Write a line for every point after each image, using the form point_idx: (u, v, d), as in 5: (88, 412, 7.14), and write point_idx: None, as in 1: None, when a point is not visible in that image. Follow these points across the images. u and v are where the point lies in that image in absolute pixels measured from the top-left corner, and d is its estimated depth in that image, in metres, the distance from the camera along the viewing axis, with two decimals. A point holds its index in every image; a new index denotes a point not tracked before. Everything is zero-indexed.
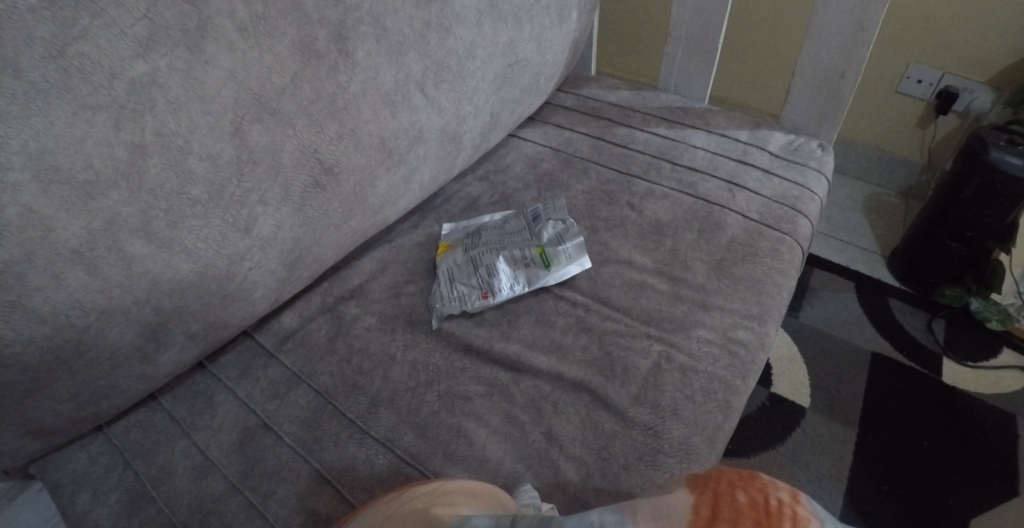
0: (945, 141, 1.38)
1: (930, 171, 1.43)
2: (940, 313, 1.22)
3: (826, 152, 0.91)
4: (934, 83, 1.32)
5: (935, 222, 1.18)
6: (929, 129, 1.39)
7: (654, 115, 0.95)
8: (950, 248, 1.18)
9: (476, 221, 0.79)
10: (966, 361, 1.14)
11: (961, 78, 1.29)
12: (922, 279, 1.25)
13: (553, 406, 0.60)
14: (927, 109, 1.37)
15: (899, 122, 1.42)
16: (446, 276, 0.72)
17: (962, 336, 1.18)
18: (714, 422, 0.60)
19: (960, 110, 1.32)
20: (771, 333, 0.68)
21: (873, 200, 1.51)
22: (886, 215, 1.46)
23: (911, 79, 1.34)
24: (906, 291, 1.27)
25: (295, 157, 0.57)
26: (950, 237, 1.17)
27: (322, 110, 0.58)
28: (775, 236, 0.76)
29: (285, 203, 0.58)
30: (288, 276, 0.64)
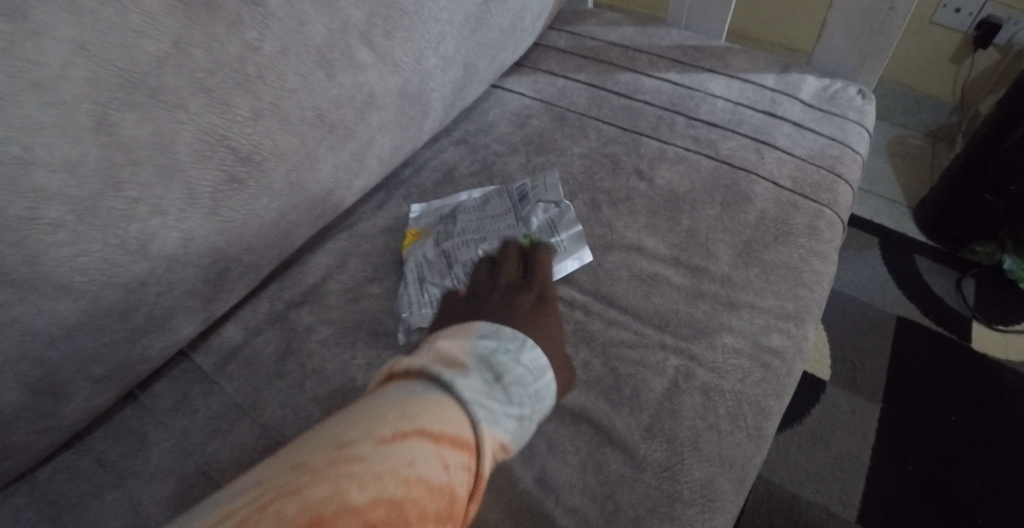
0: (980, 78, 1.21)
1: (961, 112, 1.27)
2: (970, 271, 1.11)
3: (867, 99, 0.76)
4: (974, 13, 1.14)
5: (971, 172, 1.03)
6: (964, 64, 1.21)
7: (662, 57, 0.79)
8: (985, 201, 1.04)
9: (451, 202, 0.66)
10: (996, 323, 1.05)
11: (1006, 7, 1.12)
12: (953, 234, 1.12)
13: (547, 443, 0.49)
14: (964, 42, 1.19)
15: (931, 56, 1.24)
16: (419, 278, 0.59)
17: (993, 296, 1.08)
18: (743, 457, 0.49)
19: (1001, 44, 1.15)
20: (811, 334, 0.57)
21: (897, 141, 1.35)
22: (913, 156, 1.32)
23: (948, 8, 1.15)
24: (932, 247, 1.15)
25: (195, 149, 0.43)
26: (987, 190, 1.03)
27: (228, 81, 0.43)
28: (812, 210, 0.64)
29: (192, 209, 0.45)
30: (217, 292, 0.52)
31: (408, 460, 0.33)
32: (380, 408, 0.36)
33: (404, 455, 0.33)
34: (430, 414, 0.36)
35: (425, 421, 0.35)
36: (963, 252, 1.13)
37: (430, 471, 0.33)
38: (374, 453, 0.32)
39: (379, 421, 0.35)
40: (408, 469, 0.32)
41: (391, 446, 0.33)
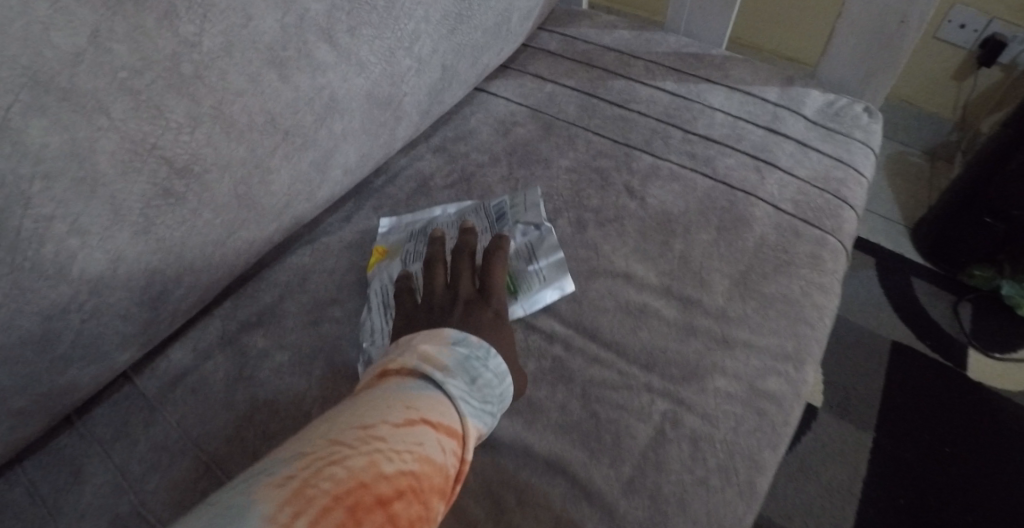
0: (985, 96, 1.17)
1: (964, 131, 1.23)
2: (967, 296, 1.08)
3: (874, 117, 0.71)
4: (979, 30, 1.10)
5: (970, 194, 0.99)
6: (967, 81, 1.18)
7: (659, 64, 0.74)
8: (985, 224, 1.00)
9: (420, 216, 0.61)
10: (993, 352, 1.01)
11: (1012, 24, 1.07)
12: (951, 257, 1.08)
13: (518, 497, 0.44)
14: (968, 59, 1.15)
15: (933, 73, 1.20)
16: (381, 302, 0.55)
17: (990, 323, 1.05)
18: (734, 516, 0.44)
19: (1006, 64, 1.11)
20: (811, 377, 0.52)
21: (895, 159, 1.31)
22: (911, 175, 1.28)
23: (952, 23, 1.12)
24: (928, 269, 1.12)
25: (119, 160, 0.38)
26: (987, 213, 0.99)
27: (158, 83, 0.38)
28: (814, 236, 0.59)
29: (119, 228, 0.39)
30: (156, 316, 0.46)
31: (421, 443, 0.37)
32: (386, 395, 0.39)
33: (413, 439, 0.37)
34: (434, 404, 0.40)
35: (428, 412, 0.39)
36: (960, 276, 1.09)
37: (436, 453, 0.37)
38: (392, 435, 0.36)
39: (388, 407, 0.38)
40: (419, 451, 0.36)
41: (405, 429, 0.37)
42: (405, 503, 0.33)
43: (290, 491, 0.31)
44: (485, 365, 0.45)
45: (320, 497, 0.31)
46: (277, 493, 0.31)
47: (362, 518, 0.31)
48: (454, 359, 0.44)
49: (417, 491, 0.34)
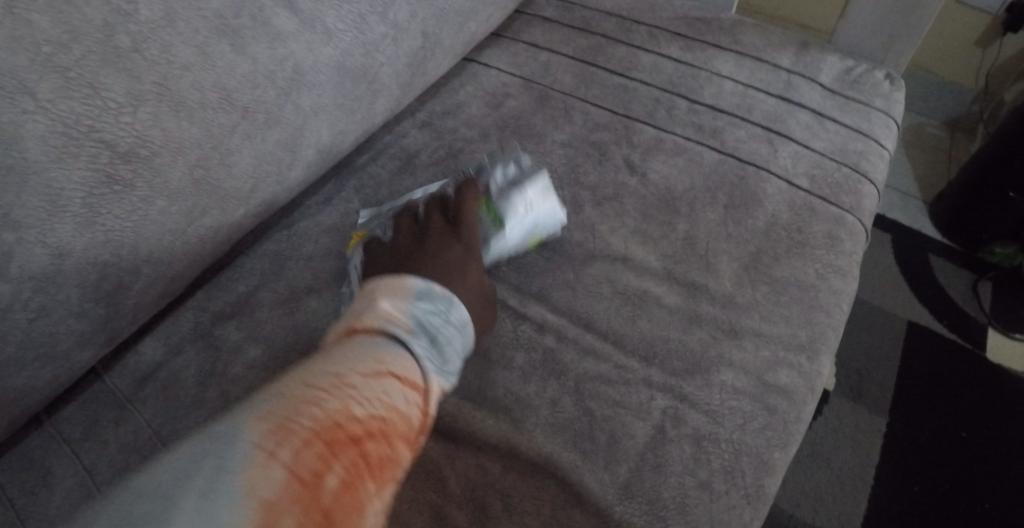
0: (1010, 64, 1.11)
1: (986, 101, 1.17)
2: (987, 274, 1.03)
3: (897, 84, 0.66)
4: None
5: (993, 169, 0.94)
6: (991, 48, 1.12)
7: (663, 29, 0.68)
8: (1009, 199, 0.95)
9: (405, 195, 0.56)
10: (1013, 332, 0.96)
11: None
12: (971, 234, 1.03)
13: (504, 502, 0.41)
14: (993, 24, 1.09)
15: (954, 41, 1.15)
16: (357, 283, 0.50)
17: (1012, 302, 1.00)
18: (740, 522, 0.41)
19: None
20: (825, 369, 0.48)
21: (914, 129, 1.25)
22: (931, 147, 1.22)
23: None
24: (948, 246, 1.07)
25: (53, 144, 0.34)
26: (1012, 188, 0.94)
27: (88, 56, 0.34)
28: (832, 215, 0.54)
29: (60, 219, 0.36)
30: (116, 310, 0.43)
31: (394, 388, 0.35)
32: (357, 342, 0.38)
33: (390, 383, 0.35)
34: (409, 354, 0.38)
35: (404, 359, 0.37)
36: (980, 253, 1.04)
37: (413, 399, 0.36)
38: (364, 380, 0.34)
39: (360, 353, 0.36)
40: (390, 395, 0.35)
41: (384, 373, 0.36)
42: (376, 445, 0.32)
43: (272, 425, 0.30)
44: (455, 317, 0.43)
45: (301, 431, 0.30)
46: (260, 425, 0.30)
47: (340, 455, 0.30)
48: (423, 309, 0.42)
49: (390, 433, 0.33)
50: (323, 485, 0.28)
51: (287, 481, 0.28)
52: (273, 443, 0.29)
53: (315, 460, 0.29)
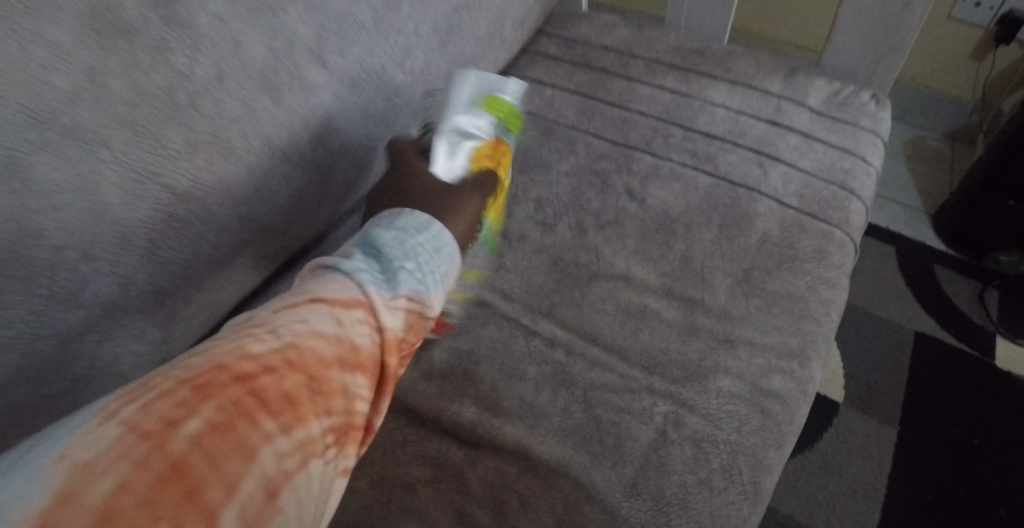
0: (1003, 74, 1.15)
1: (984, 112, 1.21)
2: (994, 282, 1.05)
3: (882, 104, 0.70)
4: (995, 7, 1.08)
5: (992, 179, 0.97)
6: (985, 60, 1.15)
7: (659, 62, 0.73)
8: (1009, 207, 0.97)
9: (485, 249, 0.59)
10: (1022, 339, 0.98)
11: None
12: (975, 243, 1.06)
13: (520, 500, 0.45)
14: (985, 38, 1.13)
15: (945, 57, 1.19)
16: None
17: (1019, 310, 1.01)
18: (739, 516, 0.44)
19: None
20: (817, 375, 0.51)
21: (914, 144, 1.29)
22: (932, 161, 1.25)
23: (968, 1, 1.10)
24: (954, 256, 1.09)
25: (124, 190, 0.40)
26: (1012, 197, 0.96)
27: (153, 114, 0.40)
28: (820, 230, 0.58)
29: (126, 253, 0.42)
30: (169, 334, 0.49)
31: (301, 322, 0.37)
32: (276, 300, 0.40)
33: (288, 325, 0.37)
34: (323, 289, 0.39)
35: (313, 297, 0.39)
36: (986, 262, 1.06)
37: (319, 330, 0.37)
38: (262, 330, 0.36)
39: (269, 308, 0.39)
40: (298, 329, 0.36)
41: (285, 318, 0.37)
42: (265, 385, 0.34)
43: (148, 384, 0.33)
44: (396, 234, 0.44)
45: (171, 384, 0.32)
46: (138, 386, 0.33)
47: (219, 395, 0.32)
48: (360, 245, 0.44)
49: (290, 366, 0.35)
50: (180, 430, 0.30)
51: (138, 430, 0.30)
52: (155, 393, 0.32)
53: (182, 407, 0.31)
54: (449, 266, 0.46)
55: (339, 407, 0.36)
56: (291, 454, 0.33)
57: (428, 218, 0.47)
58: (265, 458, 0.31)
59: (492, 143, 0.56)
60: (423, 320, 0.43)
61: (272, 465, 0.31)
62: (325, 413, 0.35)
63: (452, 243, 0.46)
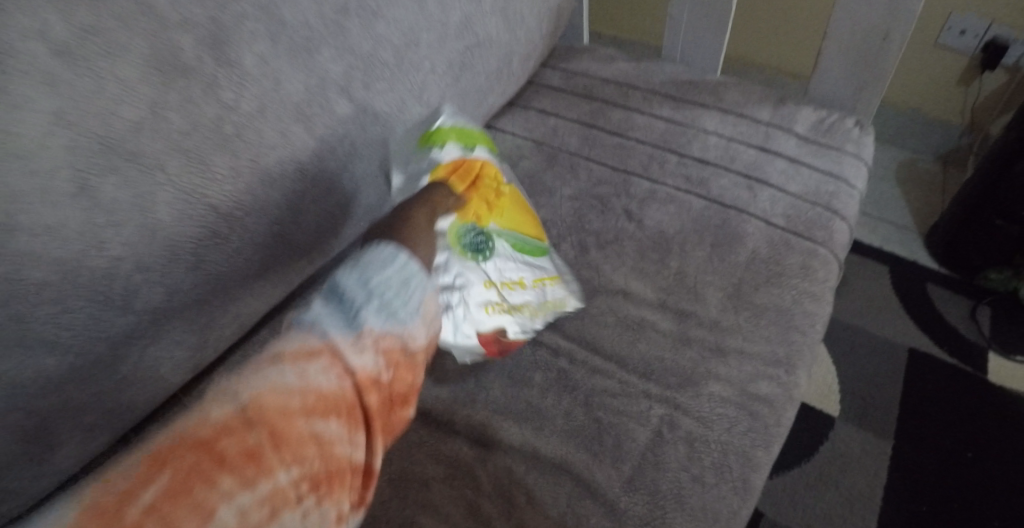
0: (991, 98, 1.21)
1: (973, 134, 1.27)
2: (986, 299, 1.08)
3: (865, 130, 0.75)
4: (980, 34, 1.14)
5: (980, 199, 1.01)
6: (973, 85, 1.21)
7: (656, 92, 0.79)
8: (996, 226, 1.01)
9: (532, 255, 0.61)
10: (1015, 355, 1.01)
11: (1011, 27, 1.11)
12: (966, 261, 1.10)
13: (527, 495, 0.49)
14: (971, 64, 1.19)
15: (935, 82, 1.25)
16: (461, 295, 0.54)
17: (1010, 326, 1.05)
18: (728, 510, 0.48)
19: (1010, 65, 1.15)
20: (802, 381, 0.55)
21: (907, 168, 1.34)
22: (922, 186, 1.31)
23: (953, 29, 1.16)
24: (946, 275, 1.13)
25: (175, 209, 0.45)
26: (998, 216, 1.00)
27: (203, 142, 0.45)
28: (805, 248, 0.63)
29: (174, 265, 0.46)
30: (205, 341, 0.54)
31: (261, 380, 0.39)
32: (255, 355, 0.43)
33: (255, 382, 0.39)
34: (292, 341, 0.41)
35: (280, 350, 0.41)
36: (977, 280, 1.10)
37: (283, 384, 0.39)
38: (230, 389, 0.39)
39: (246, 365, 0.41)
40: (257, 387, 0.39)
41: (253, 375, 0.40)
42: (228, 443, 0.36)
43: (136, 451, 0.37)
44: (358, 275, 0.44)
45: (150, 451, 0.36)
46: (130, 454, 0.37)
47: (181, 460, 0.35)
48: (333, 284, 0.45)
49: (249, 424, 0.37)
50: (147, 494, 0.34)
51: (112, 497, 0.34)
52: (134, 462, 0.36)
53: (152, 473, 0.35)
54: (422, 293, 0.46)
55: (311, 455, 0.38)
56: (255, 507, 0.35)
57: (394, 249, 0.46)
58: (225, 516, 0.34)
59: (460, 165, 0.59)
60: (401, 354, 0.44)
61: (232, 520, 0.34)
62: (287, 466, 0.37)
63: (420, 270, 0.46)
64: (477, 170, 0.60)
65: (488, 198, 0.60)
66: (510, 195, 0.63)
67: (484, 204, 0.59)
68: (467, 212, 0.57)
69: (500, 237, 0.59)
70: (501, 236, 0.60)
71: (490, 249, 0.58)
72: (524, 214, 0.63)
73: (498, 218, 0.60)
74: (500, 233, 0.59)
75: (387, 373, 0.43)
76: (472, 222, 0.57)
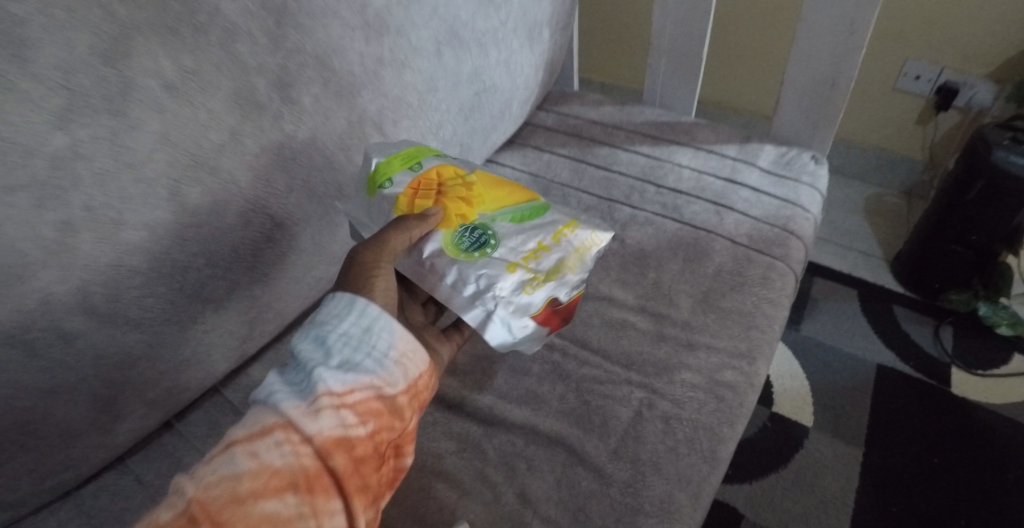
0: (946, 137, 1.42)
1: (933, 170, 1.48)
2: (947, 319, 1.19)
3: (820, 163, 0.87)
4: (932, 79, 1.35)
5: (939, 226, 1.14)
6: (930, 125, 1.42)
7: (637, 132, 0.91)
8: (954, 251, 1.15)
9: (535, 214, 0.62)
10: (976, 369, 1.11)
11: (960, 72, 1.32)
12: (928, 285, 1.22)
13: (527, 464, 0.57)
14: (927, 106, 1.39)
15: (900, 119, 1.45)
16: (494, 295, 0.54)
17: (970, 344, 1.15)
18: (699, 475, 0.56)
19: (962, 106, 1.35)
20: (761, 371, 0.65)
21: (876, 200, 1.54)
22: (888, 215, 1.49)
23: (909, 75, 1.37)
24: (911, 298, 1.24)
25: (242, 214, 0.55)
26: (955, 241, 1.14)
27: (268, 162, 0.56)
28: (765, 262, 0.73)
29: (237, 263, 0.57)
30: (250, 334, 0.63)
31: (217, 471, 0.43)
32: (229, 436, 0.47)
33: (216, 465, 0.43)
34: (255, 419, 0.46)
35: (242, 432, 0.45)
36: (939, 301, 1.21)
37: (240, 464, 0.43)
38: (193, 477, 0.43)
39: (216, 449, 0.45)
40: (212, 478, 0.42)
41: (217, 459, 0.44)
42: None
43: None
44: (320, 341, 0.49)
45: None
46: None
47: None
48: (300, 355, 0.50)
49: (204, 513, 0.40)
50: None
51: None
52: None
53: None
54: (381, 343, 0.50)
55: None
56: None
57: (351, 296, 0.51)
58: None
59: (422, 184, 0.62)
60: (371, 401, 0.48)
61: None
62: None
63: (379, 312, 0.51)
64: (433, 178, 0.63)
65: (461, 195, 0.61)
66: (481, 177, 0.65)
67: (461, 202, 0.61)
68: (451, 223, 0.59)
69: (496, 220, 0.60)
70: (496, 216, 0.60)
71: (494, 236, 0.58)
72: (503, 186, 0.65)
73: (484, 206, 0.61)
74: (492, 219, 0.60)
75: (349, 433, 0.46)
76: (463, 226, 0.59)
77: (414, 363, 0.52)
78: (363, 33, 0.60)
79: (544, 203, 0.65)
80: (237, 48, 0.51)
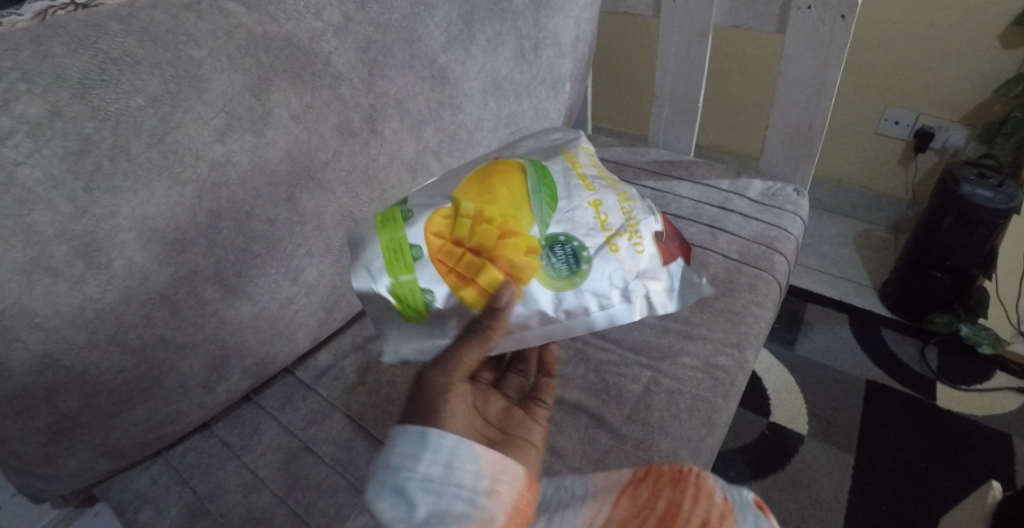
0: (925, 177, 1.58)
1: (917, 206, 1.63)
2: (932, 340, 1.31)
3: (802, 195, 1.02)
4: (910, 124, 1.52)
5: (921, 254, 1.28)
6: (911, 166, 1.59)
7: (643, 169, 1.07)
8: (935, 277, 1.28)
9: (551, 190, 0.62)
10: (960, 385, 1.22)
11: (935, 118, 1.49)
12: (914, 309, 1.35)
13: (556, 426, 0.69)
14: (907, 147, 1.57)
15: (882, 163, 1.62)
16: (632, 279, 0.60)
17: (954, 363, 1.26)
18: (698, 436, 0.68)
19: (938, 147, 1.51)
20: (750, 358, 0.77)
21: (865, 235, 1.68)
22: (877, 248, 1.64)
23: (889, 120, 1.55)
24: (899, 321, 1.37)
25: (335, 218, 0.71)
26: (934, 267, 1.28)
27: (357, 178, 0.71)
28: (753, 272, 0.86)
29: (326, 256, 0.72)
30: (326, 318, 0.76)
31: None
32: None
33: None
34: None
35: None
36: (926, 324, 1.32)
37: None
38: None
39: None
40: None
41: None
42: None
43: None
44: (398, 498, 0.45)
45: None
46: None
47: None
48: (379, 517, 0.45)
49: None
50: None
51: None
52: None
53: None
54: (464, 479, 0.47)
55: None
56: None
57: (423, 431, 0.48)
58: None
59: (454, 260, 0.58)
60: None
61: None
62: None
63: (457, 442, 0.48)
64: (447, 244, 0.59)
65: (498, 234, 0.57)
66: (471, 196, 0.60)
67: (503, 237, 0.57)
68: (530, 263, 0.57)
69: (547, 224, 0.59)
70: (541, 220, 0.59)
71: (570, 240, 0.59)
72: (495, 186, 0.60)
73: (524, 220, 0.58)
74: (548, 233, 0.59)
75: None
76: (542, 257, 0.58)
77: (505, 489, 0.48)
78: (430, 82, 0.77)
79: (530, 169, 0.63)
80: (341, 91, 0.67)
